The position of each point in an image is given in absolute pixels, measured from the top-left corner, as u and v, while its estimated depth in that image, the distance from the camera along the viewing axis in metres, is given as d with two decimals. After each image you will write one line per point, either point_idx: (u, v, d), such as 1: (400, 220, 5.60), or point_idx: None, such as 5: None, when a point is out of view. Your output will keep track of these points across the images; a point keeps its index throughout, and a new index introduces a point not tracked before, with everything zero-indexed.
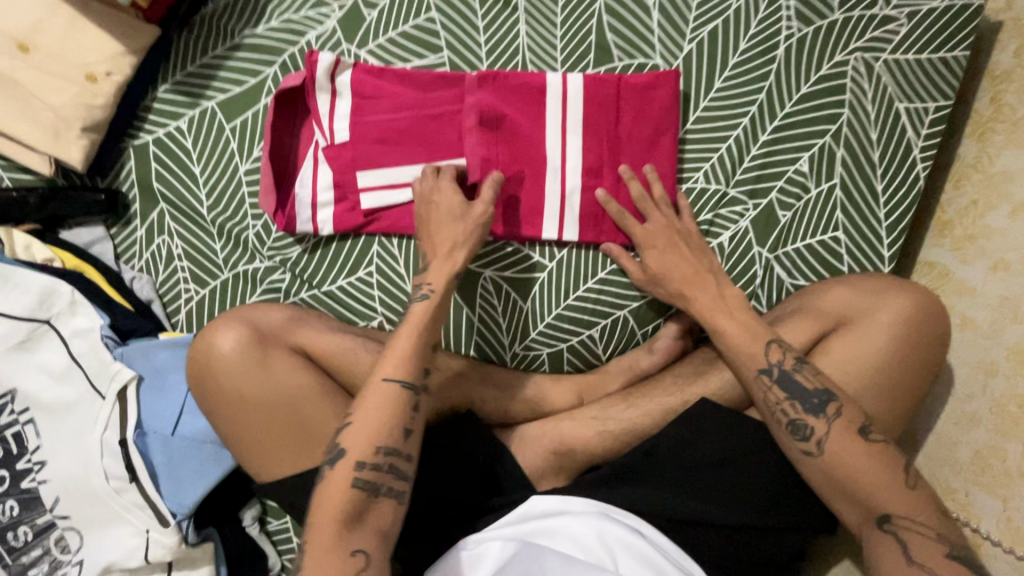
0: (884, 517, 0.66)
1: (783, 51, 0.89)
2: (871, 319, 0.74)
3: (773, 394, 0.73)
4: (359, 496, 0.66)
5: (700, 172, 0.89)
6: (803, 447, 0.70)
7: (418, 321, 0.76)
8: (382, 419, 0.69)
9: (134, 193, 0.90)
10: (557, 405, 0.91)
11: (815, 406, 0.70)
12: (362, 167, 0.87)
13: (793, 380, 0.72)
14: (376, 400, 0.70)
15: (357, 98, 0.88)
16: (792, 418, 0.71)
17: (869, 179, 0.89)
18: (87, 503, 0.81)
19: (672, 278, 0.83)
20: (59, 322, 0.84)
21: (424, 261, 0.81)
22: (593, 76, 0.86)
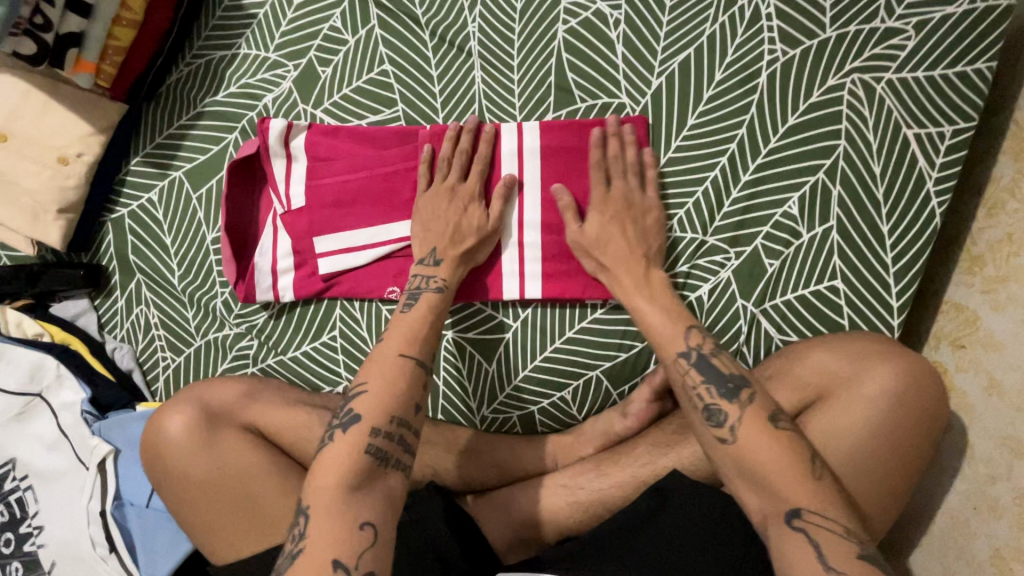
0: (793, 512, 0.57)
1: (765, 78, 0.79)
2: (856, 392, 0.67)
3: (690, 378, 0.67)
4: (367, 465, 0.64)
5: (673, 220, 0.82)
6: None
7: (433, 308, 0.76)
8: (388, 397, 0.68)
9: (113, 265, 0.93)
10: (528, 469, 0.86)
11: (730, 391, 0.64)
12: (320, 232, 0.85)
13: (709, 363, 0.67)
14: (388, 370, 0.70)
15: (311, 161, 0.87)
16: (706, 404, 0.64)
17: (871, 219, 0.78)
18: (78, 567, 0.85)
19: (605, 251, 0.77)
20: (49, 393, 0.88)
21: (432, 255, 0.80)
22: (549, 124, 0.82)
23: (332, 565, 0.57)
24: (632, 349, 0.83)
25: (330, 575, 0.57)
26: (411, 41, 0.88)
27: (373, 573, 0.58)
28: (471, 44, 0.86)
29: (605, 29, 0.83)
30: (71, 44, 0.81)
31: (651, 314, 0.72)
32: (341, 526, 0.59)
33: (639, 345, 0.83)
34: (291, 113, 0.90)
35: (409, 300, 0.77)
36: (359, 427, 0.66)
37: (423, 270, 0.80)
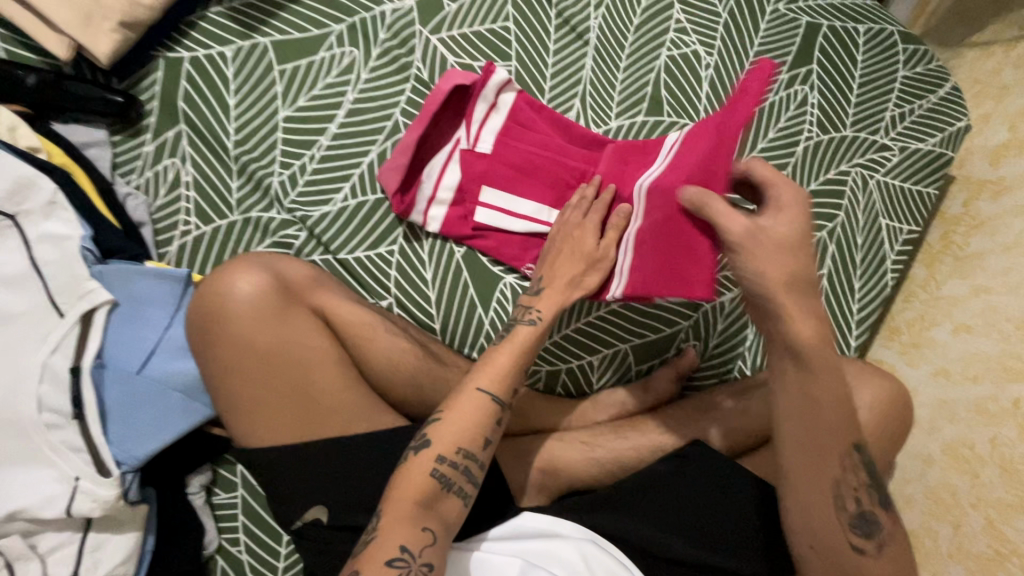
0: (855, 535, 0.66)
1: (802, 149, 1.01)
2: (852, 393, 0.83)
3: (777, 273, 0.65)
4: (435, 488, 0.63)
5: None
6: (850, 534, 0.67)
7: (525, 342, 0.73)
8: (466, 423, 0.66)
9: (153, 105, 0.82)
10: (545, 424, 0.91)
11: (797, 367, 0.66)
12: (490, 182, 0.85)
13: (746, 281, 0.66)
14: (465, 405, 0.67)
15: (522, 123, 0.88)
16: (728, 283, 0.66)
17: (850, 276, 1.01)
18: (1, 433, 0.67)
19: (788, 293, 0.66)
20: (27, 221, 0.72)
21: (537, 285, 0.78)
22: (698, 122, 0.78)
23: (399, 550, 0.57)
24: (660, 331, 0.94)
25: (397, 557, 0.57)
26: (537, 12, 0.95)
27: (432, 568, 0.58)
28: (590, 36, 0.96)
29: (698, 67, 0.99)
30: None
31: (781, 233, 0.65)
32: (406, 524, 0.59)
33: (667, 330, 0.95)
34: (406, 28, 0.90)
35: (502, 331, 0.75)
36: (430, 451, 0.64)
37: (525, 300, 0.78)
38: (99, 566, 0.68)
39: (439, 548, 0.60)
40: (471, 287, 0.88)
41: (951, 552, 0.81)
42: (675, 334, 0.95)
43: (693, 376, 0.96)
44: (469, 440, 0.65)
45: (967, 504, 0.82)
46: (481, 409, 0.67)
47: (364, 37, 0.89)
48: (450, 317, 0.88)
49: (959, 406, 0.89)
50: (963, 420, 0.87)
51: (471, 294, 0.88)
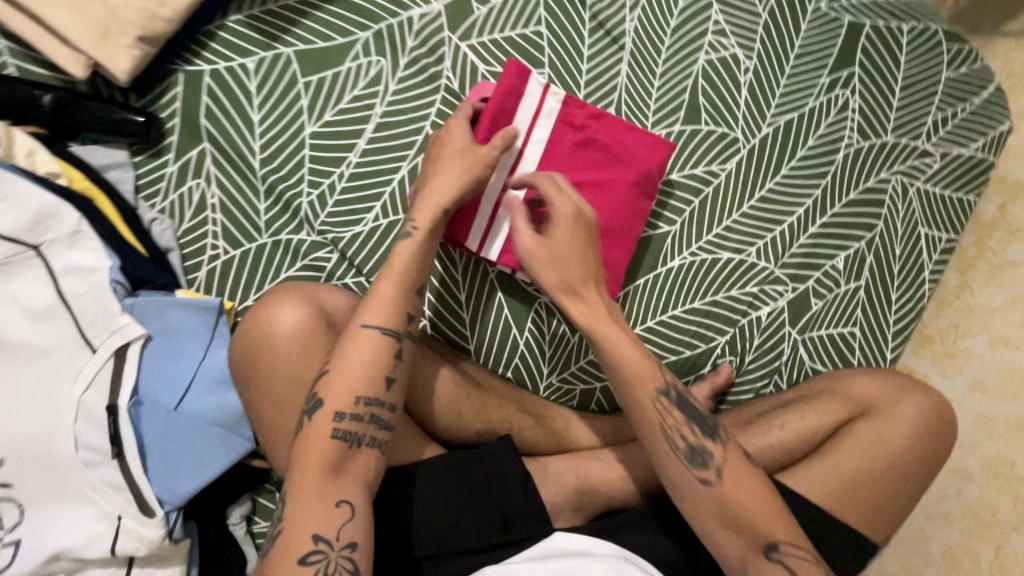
0: (771, 545, 0.66)
1: (842, 156, 0.98)
2: (896, 408, 0.83)
3: (672, 417, 0.69)
4: (341, 448, 0.62)
5: (752, 248, 0.94)
6: (703, 475, 0.67)
7: (404, 267, 0.71)
8: (366, 368, 0.65)
9: (174, 123, 0.78)
10: (581, 442, 0.90)
11: (710, 428, 0.70)
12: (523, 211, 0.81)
13: (688, 404, 0.71)
14: (358, 350, 0.65)
15: (566, 136, 0.82)
16: (690, 444, 0.69)
17: (887, 288, 0.99)
18: (39, 470, 0.66)
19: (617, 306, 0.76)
20: (51, 251, 0.70)
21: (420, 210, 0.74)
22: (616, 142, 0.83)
23: (312, 544, 0.57)
24: (696, 348, 0.93)
25: (311, 551, 0.57)
26: (571, 14, 0.90)
27: (355, 547, 0.58)
28: (625, 39, 0.92)
29: (736, 72, 0.95)
30: None
31: (627, 350, 0.71)
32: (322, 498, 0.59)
33: (704, 347, 0.93)
34: (434, 35, 0.86)
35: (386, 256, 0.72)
36: (324, 411, 0.63)
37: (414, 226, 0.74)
38: None
39: (359, 524, 0.60)
40: (506, 307, 0.87)
41: (994, 573, 0.82)
42: (711, 350, 0.93)
43: (727, 394, 0.95)
44: (370, 389, 0.64)
45: (1008, 527, 0.83)
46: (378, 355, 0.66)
47: (391, 45, 0.85)
48: (485, 338, 0.87)
49: (999, 423, 0.89)
50: (1004, 437, 0.88)
51: (506, 316, 0.87)
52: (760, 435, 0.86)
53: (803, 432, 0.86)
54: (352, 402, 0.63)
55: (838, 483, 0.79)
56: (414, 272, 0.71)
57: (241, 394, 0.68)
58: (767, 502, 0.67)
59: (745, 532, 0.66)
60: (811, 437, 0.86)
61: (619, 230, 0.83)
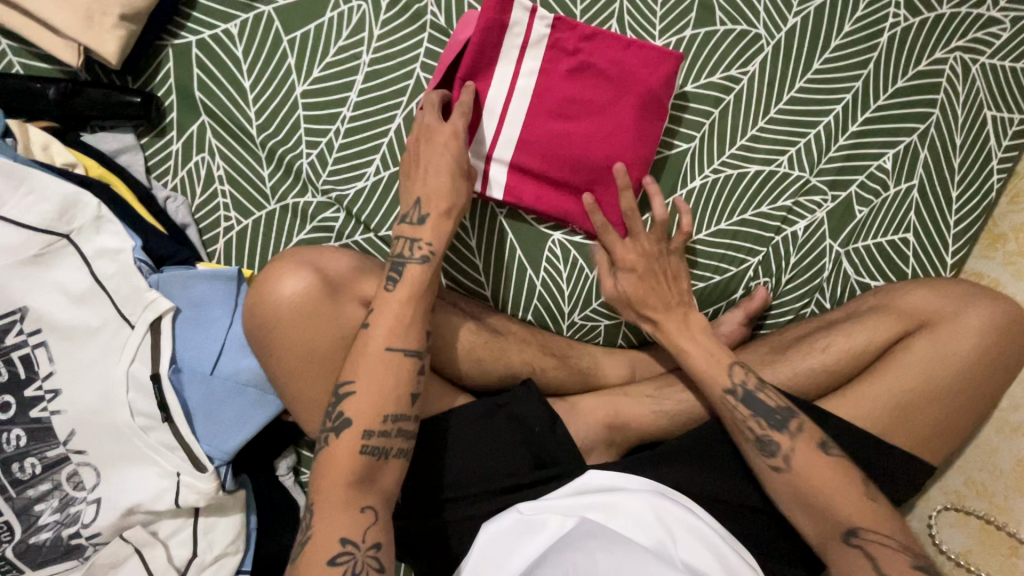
0: (850, 531, 0.65)
1: (886, 40, 0.86)
2: (959, 321, 0.76)
3: (740, 413, 0.72)
4: (367, 462, 0.63)
5: (784, 157, 0.86)
6: (770, 462, 0.69)
7: (417, 285, 0.69)
8: (383, 381, 0.65)
9: (171, 100, 0.79)
10: (610, 378, 0.89)
11: (781, 422, 0.70)
12: (521, 154, 0.78)
13: (756, 398, 0.72)
14: (377, 369, 0.65)
15: (558, 63, 0.77)
16: (759, 435, 0.70)
17: (946, 185, 0.87)
18: (106, 438, 0.74)
19: (647, 303, 0.79)
20: (81, 238, 0.74)
21: (417, 212, 0.71)
22: (619, 68, 0.76)
23: (341, 545, 0.59)
24: (726, 273, 0.87)
25: (339, 552, 0.59)
26: None
27: (380, 545, 0.61)
28: None
29: None
30: None
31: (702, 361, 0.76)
32: (344, 508, 0.61)
33: (734, 270, 0.87)
34: None
35: (393, 276, 0.69)
36: (353, 431, 0.64)
37: (406, 231, 0.71)
38: (213, 546, 0.75)
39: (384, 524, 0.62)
40: (518, 249, 0.85)
41: None
42: (743, 273, 0.88)
43: (766, 320, 0.89)
44: (395, 403, 0.65)
45: None
46: (400, 367, 0.66)
47: None
48: (501, 283, 0.86)
49: None
50: None
51: (520, 256, 0.85)
52: (799, 360, 0.81)
53: (849, 352, 0.80)
54: (380, 419, 0.64)
55: (885, 401, 0.75)
56: (424, 292, 0.69)
57: (258, 357, 0.71)
58: (847, 486, 0.66)
59: (824, 517, 0.66)
60: (858, 358, 0.80)
61: (622, 158, 0.78)
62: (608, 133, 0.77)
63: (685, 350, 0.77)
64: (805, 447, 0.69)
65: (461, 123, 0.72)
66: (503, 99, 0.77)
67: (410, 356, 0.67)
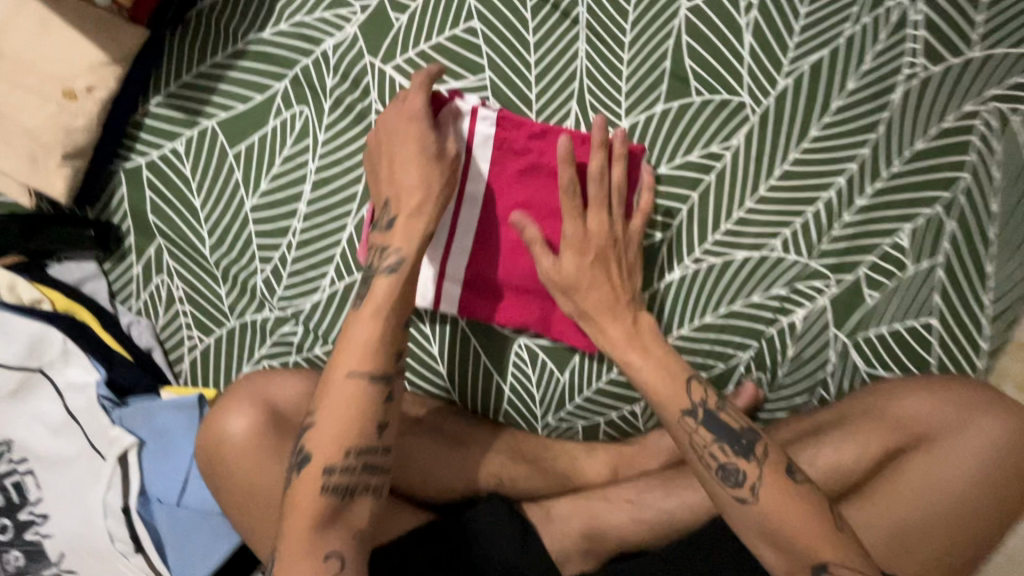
0: (818, 566, 0.57)
1: (900, 94, 0.73)
2: (963, 433, 0.69)
3: (698, 437, 0.64)
4: (331, 501, 0.60)
5: (777, 239, 0.76)
6: (736, 494, 0.61)
7: (386, 296, 0.65)
8: (344, 413, 0.61)
9: (127, 225, 0.79)
10: (589, 479, 0.84)
11: (744, 446, 0.62)
12: (477, 267, 0.73)
13: (718, 421, 0.64)
14: (341, 396, 0.62)
15: (508, 165, 0.70)
16: (722, 463, 0.62)
17: (978, 258, 0.75)
18: (92, 559, 0.74)
19: (603, 317, 0.69)
20: (52, 371, 0.76)
21: (387, 215, 0.68)
22: (571, 166, 0.70)
23: None
24: (713, 369, 0.80)
25: None
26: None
27: None
28: (577, 10, 0.73)
29: (735, 15, 0.73)
30: None
31: (651, 374, 0.67)
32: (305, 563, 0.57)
33: (722, 367, 0.80)
34: (354, 65, 0.76)
35: (360, 295, 0.67)
36: (313, 466, 0.60)
37: (378, 238, 0.68)
38: None
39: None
40: (483, 355, 0.80)
41: None
42: (733, 368, 0.80)
43: (762, 410, 0.81)
44: (358, 434, 0.61)
45: None
46: (362, 394, 0.62)
47: (312, 90, 0.77)
48: (467, 389, 0.82)
49: None
50: None
51: (485, 362, 0.81)
52: None
53: (835, 467, 0.74)
54: (340, 454, 0.60)
55: (884, 524, 0.68)
56: (392, 311, 0.65)
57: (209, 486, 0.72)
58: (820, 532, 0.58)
59: (791, 552, 0.58)
60: (852, 470, 0.73)
61: None
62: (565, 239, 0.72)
63: (632, 367, 0.67)
64: (773, 480, 0.60)
65: (421, 103, 0.68)
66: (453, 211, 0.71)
67: (371, 381, 0.63)
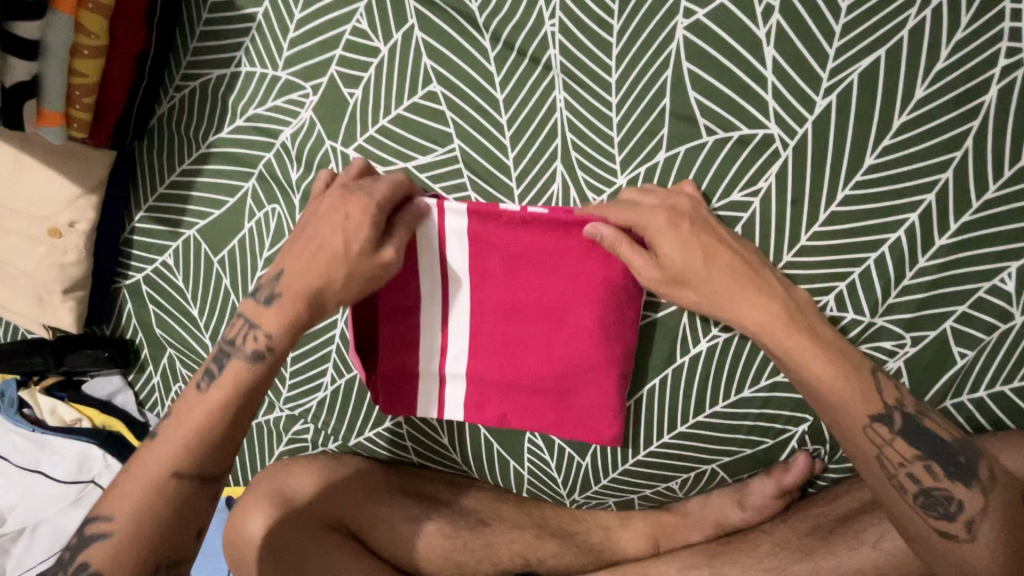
0: None
1: (995, 95, 0.54)
2: None
3: (895, 451, 0.52)
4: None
5: (830, 295, 0.61)
6: (941, 527, 0.50)
7: (241, 391, 0.55)
8: (146, 498, 0.52)
9: (140, 338, 0.82)
10: (627, 554, 0.76)
11: (962, 469, 0.51)
12: (477, 371, 0.66)
13: (924, 433, 0.52)
14: (163, 503, 0.52)
15: (492, 260, 0.61)
16: (926, 487, 0.51)
17: None
18: None
19: (760, 314, 0.55)
20: (102, 480, 0.80)
21: (271, 293, 0.58)
22: (568, 255, 0.60)
23: None
24: (759, 446, 0.69)
25: None
26: (467, 52, 0.63)
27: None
28: (548, 53, 0.61)
29: (750, 24, 0.57)
30: (27, 95, 0.60)
31: (834, 378, 0.52)
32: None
33: (768, 442, 0.68)
34: (316, 152, 0.70)
35: (217, 373, 0.56)
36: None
37: (253, 312, 0.58)
38: None
39: None
40: (495, 442, 0.75)
41: None
42: (783, 442, 0.68)
43: (828, 469, 0.69)
44: (166, 545, 0.52)
45: None
46: (183, 498, 0.52)
47: (279, 185, 0.72)
48: (485, 472, 0.78)
49: None
50: None
51: (498, 449, 0.75)
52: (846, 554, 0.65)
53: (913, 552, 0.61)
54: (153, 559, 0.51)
55: None
56: (243, 401, 0.55)
57: None
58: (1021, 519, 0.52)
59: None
60: None
61: (591, 362, 0.63)
62: (571, 338, 0.62)
63: (811, 369, 0.53)
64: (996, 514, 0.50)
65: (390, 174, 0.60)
66: (439, 315, 0.64)
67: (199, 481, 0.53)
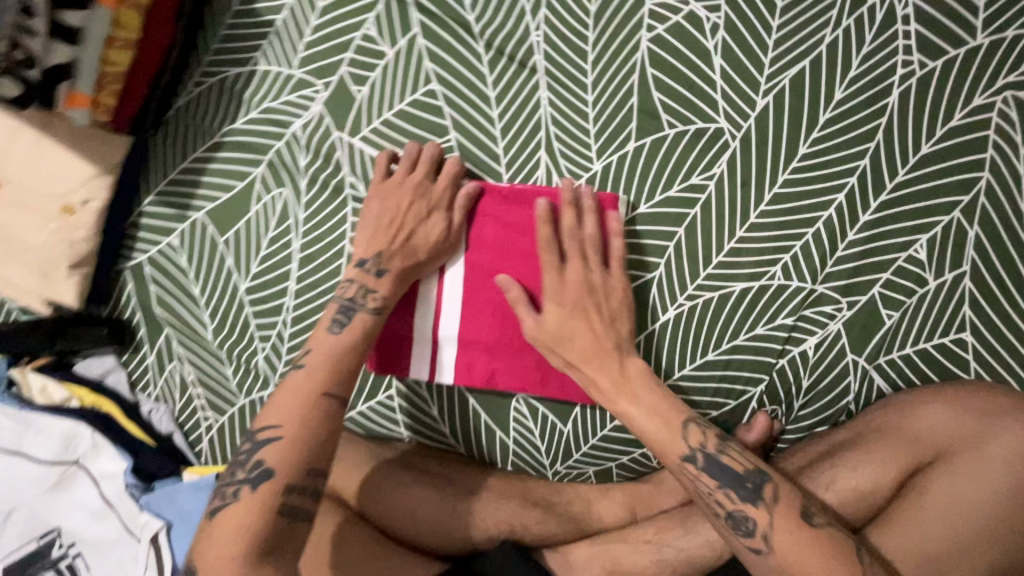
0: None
1: (896, 98, 0.67)
2: (982, 450, 0.64)
3: (702, 485, 0.62)
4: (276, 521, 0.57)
5: (777, 266, 0.71)
6: (748, 544, 0.59)
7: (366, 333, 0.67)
8: (304, 416, 0.61)
9: (137, 317, 0.84)
10: (606, 522, 0.80)
11: (750, 492, 0.60)
12: (467, 335, 0.73)
13: (723, 466, 0.62)
14: (313, 417, 0.61)
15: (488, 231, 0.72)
16: (729, 511, 0.60)
17: (1010, 265, 0.68)
18: None
19: (594, 366, 0.67)
20: (88, 462, 0.81)
21: (377, 263, 0.69)
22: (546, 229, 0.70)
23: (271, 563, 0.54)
24: (723, 407, 0.75)
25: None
26: (463, 55, 0.73)
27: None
28: (534, 59, 0.72)
29: (701, 39, 0.69)
30: (61, 78, 0.67)
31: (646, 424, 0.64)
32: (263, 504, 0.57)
33: (732, 404, 0.75)
34: (324, 141, 0.77)
35: (342, 320, 0.68)
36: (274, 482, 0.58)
37: (360, 276, 0.69)
38: None
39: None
40: (483, 413, 0.80)
41: None
42: (744, 403, 0.75)
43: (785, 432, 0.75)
44: (322, 458, 0.61)
45: None
46: (329, 415, 0.62)
47: (288, 171, 0.79)
48: (471, 444, 0.82)
49: None
50: None
51: (485, 419, 0.80)
52: None
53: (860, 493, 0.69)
54: (302, 472, 0.59)
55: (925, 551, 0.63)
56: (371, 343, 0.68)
57: None
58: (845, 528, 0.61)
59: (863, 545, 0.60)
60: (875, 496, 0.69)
61: None
62: (563, 311, 0.68)
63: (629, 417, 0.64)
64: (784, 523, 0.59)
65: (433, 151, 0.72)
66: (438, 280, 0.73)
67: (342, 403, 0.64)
